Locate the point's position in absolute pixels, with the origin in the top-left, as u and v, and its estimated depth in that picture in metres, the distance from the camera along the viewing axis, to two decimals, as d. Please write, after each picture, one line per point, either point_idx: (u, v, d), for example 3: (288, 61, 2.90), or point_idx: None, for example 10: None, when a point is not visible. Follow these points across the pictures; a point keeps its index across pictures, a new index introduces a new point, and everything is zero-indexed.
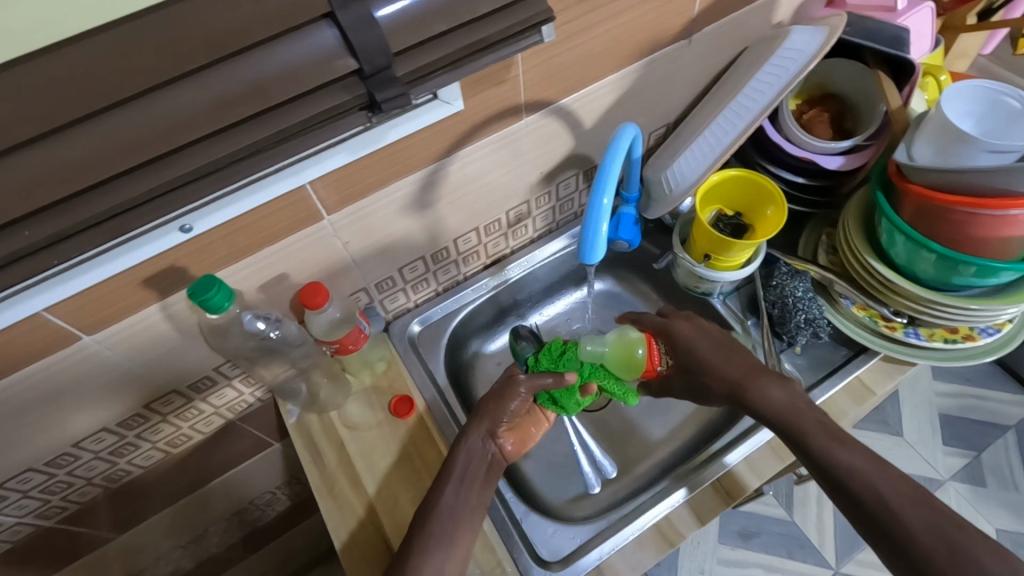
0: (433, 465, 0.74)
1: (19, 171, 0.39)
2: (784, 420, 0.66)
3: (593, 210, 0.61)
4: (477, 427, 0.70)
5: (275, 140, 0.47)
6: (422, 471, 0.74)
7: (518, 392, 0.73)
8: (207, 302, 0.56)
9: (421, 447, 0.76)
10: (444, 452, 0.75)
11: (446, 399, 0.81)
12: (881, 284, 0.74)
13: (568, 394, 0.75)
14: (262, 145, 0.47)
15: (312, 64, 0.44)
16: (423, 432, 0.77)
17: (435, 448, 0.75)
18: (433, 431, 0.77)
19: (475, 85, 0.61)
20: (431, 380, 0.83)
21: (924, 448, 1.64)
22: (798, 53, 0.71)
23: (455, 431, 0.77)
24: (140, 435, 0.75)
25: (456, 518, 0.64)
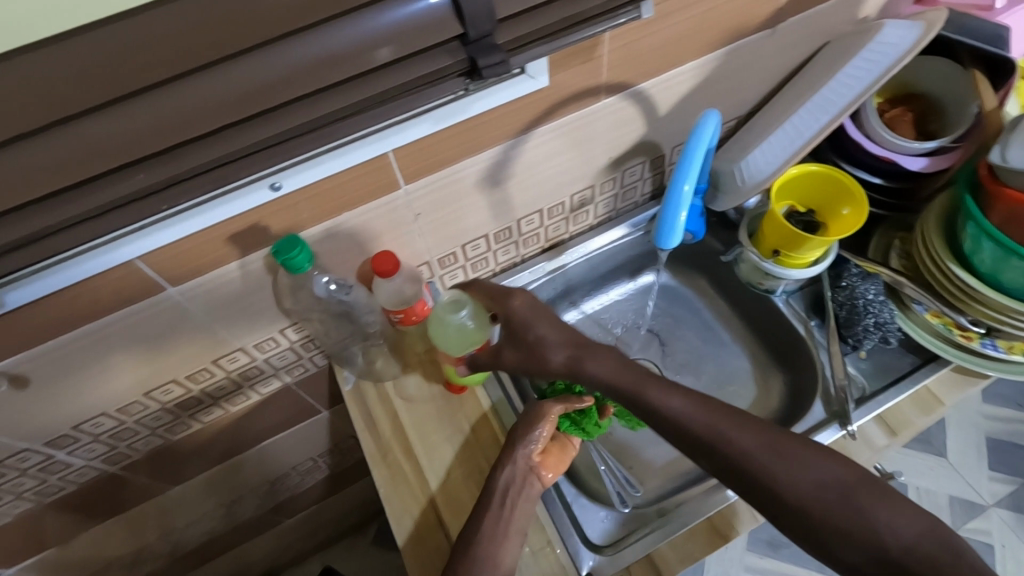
0: (490, 450, 0.76)
1: (145, 114, 0.41)
2: (647, 430, 0.62)
3: (673, 196, 0.62)
4: (512, 461, 0.69)
5: (379, 100, 0.49)
6: (479, 455, 0.75)
7: (544, 417, 0.71)
8: (290, 261, 0.57)
9: (479, 434, 0.77)
10: (500, 436, 0.76)
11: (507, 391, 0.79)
12: (961, 292, 0.71)
13: (589, 417, 0.73)
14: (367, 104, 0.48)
15: (423, 27, 0.45)
16: (482, 420, 0.78)
17: (492, 433, 0.76)
18: (493, 421, 0.78)
19: (561, 62, 0.61)
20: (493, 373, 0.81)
21: (967, 471, 1.59)
22: (892, 48, 0.69)
23: (513, 418, 0.77)
24: (204, 390, 0.78)
25: (513, 494, 0.67)
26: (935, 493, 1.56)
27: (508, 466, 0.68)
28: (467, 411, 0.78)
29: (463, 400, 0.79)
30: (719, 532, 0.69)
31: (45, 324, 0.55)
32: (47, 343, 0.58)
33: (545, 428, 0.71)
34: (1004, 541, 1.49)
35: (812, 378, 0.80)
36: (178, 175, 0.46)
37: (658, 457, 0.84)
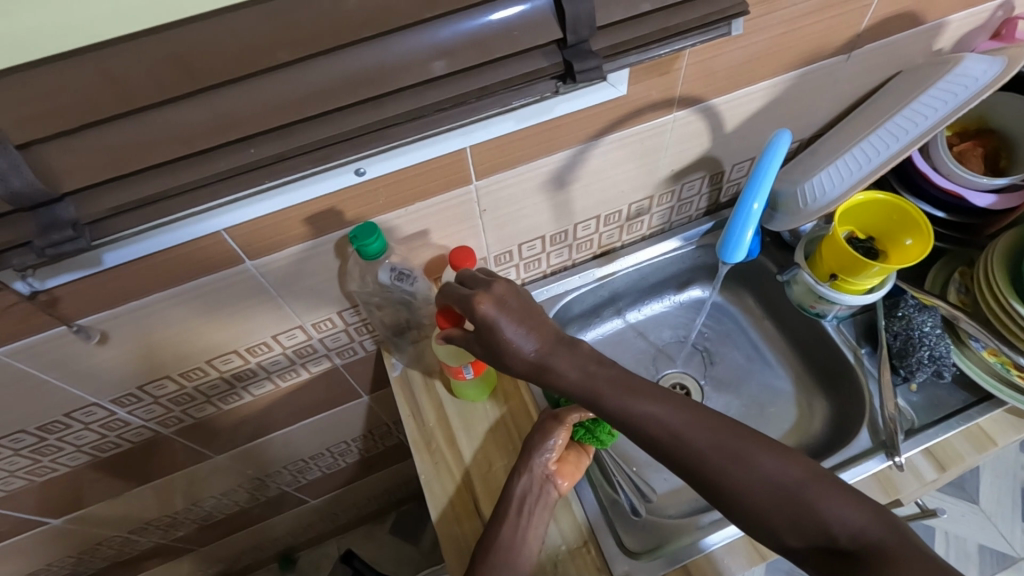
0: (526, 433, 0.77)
1: (270, 89, 0.46)
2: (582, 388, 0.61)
3: (741, 214, 0.63)
4: (530, 471, 0.69)
5: (477, 95, 0.53)
6: (515, 437, 0.77)
7: (559, 424, 0.71)
8: (366, 248, 0.59)
9: (516, 418, 0.78)
10: (535, 417, 0.78)
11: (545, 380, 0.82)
12: (1022, 330, 0.70)
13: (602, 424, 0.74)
14: (467, 98, 0.52)
15: (527, 24, 0.49)
16: (518, 404, 0.80)
17: (527, 415, 0.78)
18: (529, 406, 0.79)
19: (642, 72, 0.63)
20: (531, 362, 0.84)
21: (1002, 521, 1.55)
22: (973, 81, 0.68)
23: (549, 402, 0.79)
24: (260, 363, 0.81)
25: (530, 503, 0.68)
26: (964, 540, 1.53)
27: (525, 476, 0.69)
28: (503, 393, 0.80)
29: (505, 388, 0.81)
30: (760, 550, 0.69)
31: (133, 285, 0.59)
32: (131, 304, 0.61)
33: (560, 435, 0.71)
34: None
35: (859, 407, 0.79)
36: (286, 152, 0.50)
37: None
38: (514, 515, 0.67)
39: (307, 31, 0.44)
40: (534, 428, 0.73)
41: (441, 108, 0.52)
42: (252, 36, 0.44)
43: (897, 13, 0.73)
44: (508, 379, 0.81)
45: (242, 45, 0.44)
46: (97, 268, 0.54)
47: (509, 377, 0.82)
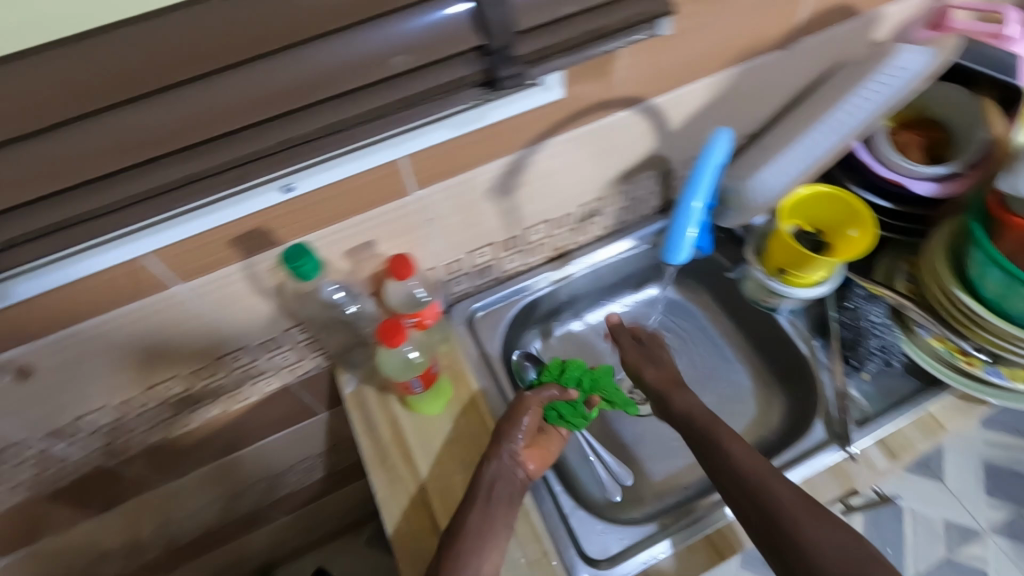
0: (480, 437, 0.76)
1: (170, 111, 0.42)
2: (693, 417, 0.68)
3: (681, 212, 0.63)
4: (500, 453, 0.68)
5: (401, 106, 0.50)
6: (470, 439, 0.76)
7: (529, 407, 0.72)
8: (299, 269, 0.57)
9: (470, 419, 0.78)
10: (489, 423, 0.77)
11: (498, 380, 0.82)
12: (966, 318, 0.71)
13: (575, 408, 0.75)
14: (388, 111, 0.50)
15: (443, 35, 0.45)
16: (472, 404, 0.79)
17: (481, 421, 0.77)
18: (483, 406, 0.79)
19: (576, 75, 0.61)
20: (483, 359, 0.83)
21: (967, 498, 1.58)
22: (906, 71, 0.68)
23: (503, 406, 0.79)
24: (204, 388, 0.78)
25: (499, 489, 0.66)
26: (932, 519, 1.56)
27: (494, 460, 0.68)
28: (456, 395, 0.80)
29: (460, 397, 0.80)
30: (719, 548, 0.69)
31: (50, 317, 0.56)
32: (50, 337, 0.58)
33: (528, 418, 0.71)
34: (998, 568, 1.49)
35: (814, 399, 0.79)
36: (200, 173, 0.46)
37: (659, 477, 0.83)
38: (475, 520, 0.64)
39: (206, 43, 0.41)
40: (504, 414, 0.73)
41: (359, 122, 0.50)
42: (144, 52, 0.40)
43: (831, 5, 0.73)
44: (461, 380, 0.81)
45: (134, 62, 0.40)
46: (6, 303, 0.51)
47: (463, 382, 0.81)
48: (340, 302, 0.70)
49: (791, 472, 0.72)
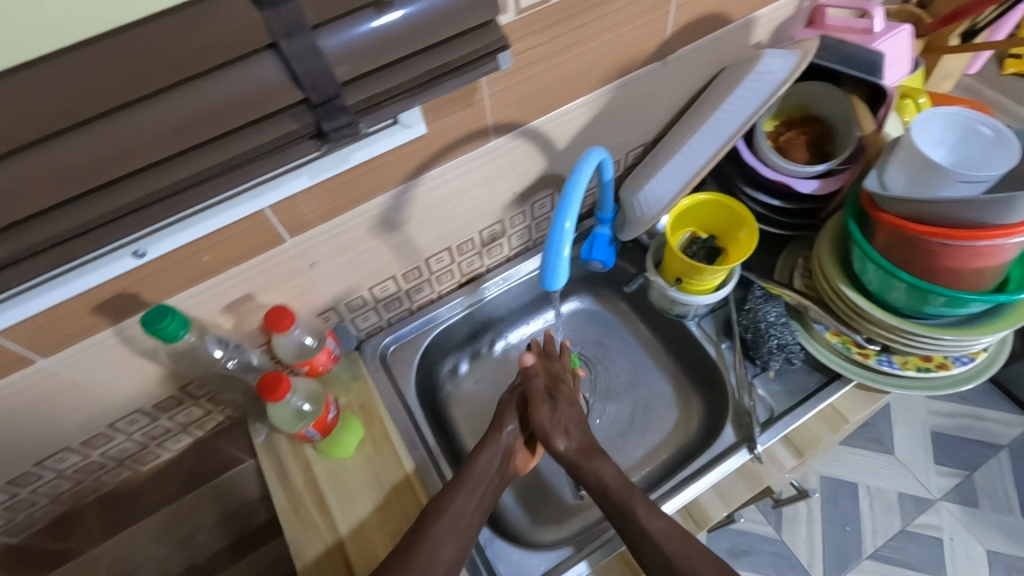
0: (412, 516, 0.72)
1: None
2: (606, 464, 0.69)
3: (555, 233, 0.62)
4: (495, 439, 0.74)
5: (227, 167, 0.47)
6: (400, 520, 0.72)
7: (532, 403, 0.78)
8: (161, 331, 0.56)
9: (403, 501, 0.74)
10: (423, 502, 0.73)
11: (434, 459, 0.78)
12: (854, 312, 0.72)
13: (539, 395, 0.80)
14: (215, 171, 0.47)
15: (261, 91, 0.43)
16: (405, 485, 0.75)
17: (416, 499, 0.73)
18: (418, 487, 0.74)
19: (438, 110, 0.61)
20: (419, 440, 0.79)
21: (917, 468, 1.51)
22: (771, 76, 0.70)
23: (439, 486, 0.75)
24: (105, 453, 0.75)
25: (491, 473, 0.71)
26: (885, 492, 1.49)
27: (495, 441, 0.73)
28: (388, 474, 0.76)
29: (374, 439, 0.78)
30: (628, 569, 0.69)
31: None
32: None
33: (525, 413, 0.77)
34: (953, 535, 1.43)
35: (726, 400, 0.80)
36: (16, 255, 0.44)
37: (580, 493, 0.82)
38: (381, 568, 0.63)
39: None
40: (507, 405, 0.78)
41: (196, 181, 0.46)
42: None
43: (703, 15, 0.74)
44: (392, 457, 0.77)
45: None
46: None
47: (379, 428, 0.79)
48: (222, 356, 0.68)
49: (668, 502, 0.71)
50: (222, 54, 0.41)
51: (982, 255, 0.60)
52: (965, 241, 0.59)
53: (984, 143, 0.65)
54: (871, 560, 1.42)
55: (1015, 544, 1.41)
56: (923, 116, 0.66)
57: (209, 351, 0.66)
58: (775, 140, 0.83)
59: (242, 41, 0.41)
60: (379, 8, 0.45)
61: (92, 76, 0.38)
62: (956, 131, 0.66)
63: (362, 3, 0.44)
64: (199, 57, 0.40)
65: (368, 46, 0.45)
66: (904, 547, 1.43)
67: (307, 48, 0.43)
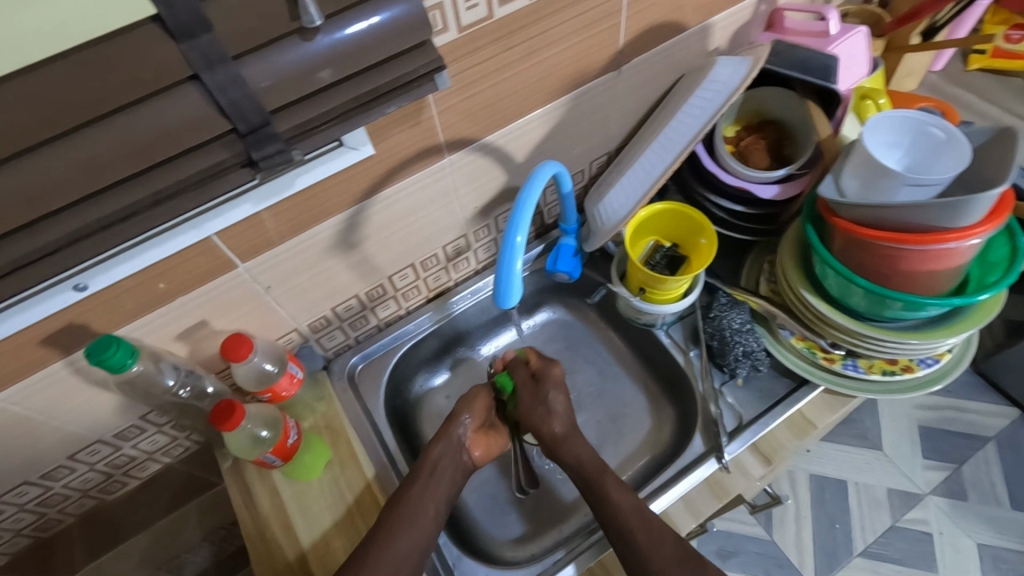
0: (371, 516, 0.73)
1: None
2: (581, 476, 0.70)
3: (506, 248, 0.60)
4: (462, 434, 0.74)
5: (154, 202, 0.47)
6: (361, 526, 0.73)
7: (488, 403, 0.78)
8: (107, 362, 0.55)
9: (363, 506, 0.74)
10: (380, 500, 0.75)
11: (393, 460, 0.79)
12: (816, 317, 0.72)
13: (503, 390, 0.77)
14: (143, 206, 0.47)
15: (189, 123, 0.43)
16: (366, 492, 0.75)
17: (373, 497, 0.75)
18: (375, 486, 0.76)
19: (384, 129, 0.60)
20: (376, 438, 0.80)
21: (902, 461, 1.51)
22: (724, 84, 0.69)
23: (395, 484, 0.76)
24: (67, 485, 0.74)
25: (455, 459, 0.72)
26: (872, 488, 1.48)
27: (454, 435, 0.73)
28: (350, 483, 0.76)
29: (341, 458, 0.78)
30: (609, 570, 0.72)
31: None
32: None
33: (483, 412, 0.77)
34: (942, 529, 1.42)
35: (694, 408, 0.80)
36: None
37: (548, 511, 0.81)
38: None
39: None
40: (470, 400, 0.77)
41: (106, 225, 0.46)
42: None
43: (656, 24, 0.73)
44: (358, 474, 0.76)
45: None
46: None
47: (345, 445, 0.78)
48: (174, 384, 0.67)
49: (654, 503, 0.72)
50: (141, 89, 0.41)
51: (936, 258, 0.60)
52: (915, 246, 0.59)
53: (935, 146, 0.65)
54: (860, 557, 1.41)
55: (1002, 536, 1.40)
56: (876, 119, 0.66)
57: (163, 380, 0.65)
58: (736, 146, 0.83)
59: (160, 73, 0.41)
60: (304, 35, 0.45)
61: (1, 118, 0.37)
62: (909, 133, 0.66)
63: (286, 31, 0.43)
64: (114, 93, 0.40)
65: (295, 74, 0.46)
66: (892, 543, 1.42)
67: (230, 79, 0.42)
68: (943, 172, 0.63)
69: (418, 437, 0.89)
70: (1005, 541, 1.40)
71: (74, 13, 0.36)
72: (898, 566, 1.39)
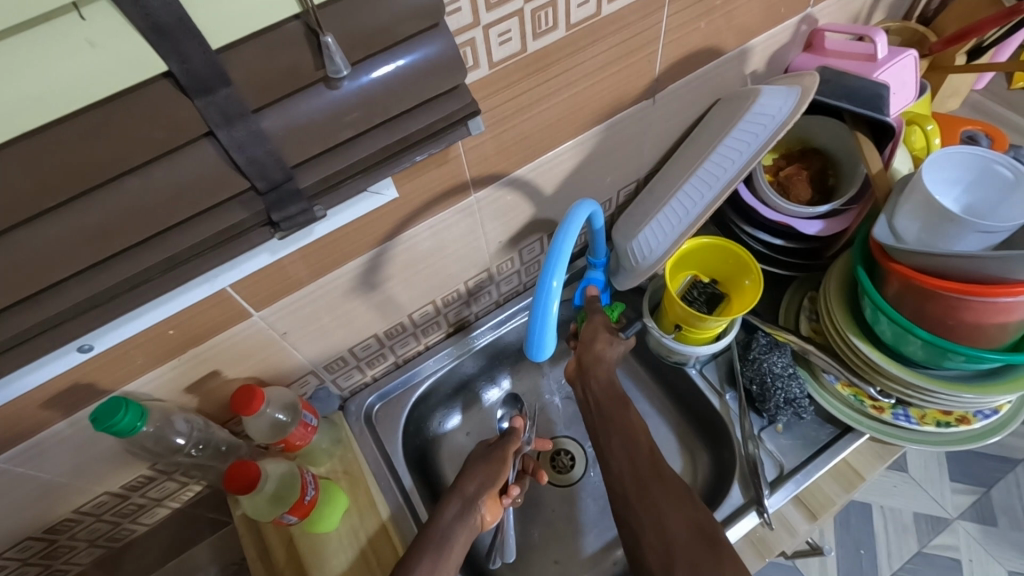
0: (388, 563, 0.69)
1: None
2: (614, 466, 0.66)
3: (542, 293, 0.56)
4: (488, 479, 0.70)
5: (163, 268, 0.43)
6: (376, 569, 0.69)
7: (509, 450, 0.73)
8: (114, 427, 0.51)
9: (379, 549, 0.70)
10: (398, 549, 0.70)
11: (410, 502, 0.75)
12: (865, 363, 0.68)
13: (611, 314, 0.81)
14: (150, 273, 0.43)
15: (204, 184, 0.40)
16: (382, 534, 0.71)
17: (390, 544, 0.70)
18: (393, 532, 0.72)
19: (409, 171, 0.56)
20: (393, 480, 0.76)
21: (932, 486, 1.41)
22: (769, 119, 0.65)
23: (414, 531, 0.72)
24: (73, 536, 0.71)
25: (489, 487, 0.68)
26: (900, 512, 1.39)
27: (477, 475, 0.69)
28: (365, 524, 0.72)
29: (359, 506, 0.73)
30: None
31: None
32: None
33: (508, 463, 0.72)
34: (972, 556, 1.33)
35: (731, 454, 0.75)
36: None
37: (582, 554, 0.79)
38: None
39: None
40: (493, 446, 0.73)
41: (118, 291, 0.42)
42: None
43: (694, 50, 0.69)
44: (377, 524, 0.72)
45: None
46: None
47: (364, 492, 0.74)
48: (185, 444, 0.64)
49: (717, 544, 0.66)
50: (153, 151, 0.37)
51: (1006, 311, 0.55)
52: (984, 298, 0.54)
53: (999, 187, 0.61)
54: None
55: None
56: (936, 156, 0.61)
57: (172, 437, 0.62)
58: (775, 175, 0.79)
59: (173, 133, 0.37)
60: (329, 82, 0.40)
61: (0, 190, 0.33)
62: (971, 169, 0.62)
63: (310, 80, 0.39)
64: (124, 157, 0.36)
65: (317, 123, 0.41)
66: (921, 570, 1.32)
67: (249, 135, 0.38)
68: (1008, 218, 0.59)
69: (438, 476, 0.85)
70: None
71: (82, 74, 0.32)
72: None
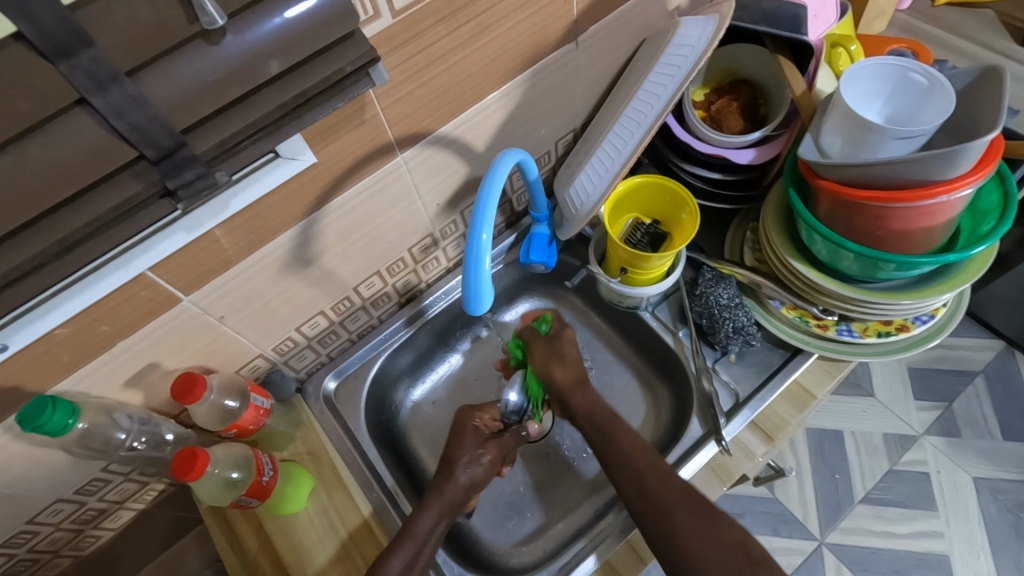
0: (372, 555, 0.68)
1: None
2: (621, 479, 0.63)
3: (472, 247, 0.55)
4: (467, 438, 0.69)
5: (57, 251, 0.41)
6: (359, 564, 0.68)
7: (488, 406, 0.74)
8: (44, 426, 0.50)
9: (359, 539, 0.69)
10: (383, 544, 0.69)
11: (393, 497, 0.73)
12: (805, 284, 0.69)
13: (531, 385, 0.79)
14: (46, 258, 0.41)
15: (89, 158, 0.38)
16: (361, 526, 0.70)
17: (374, 541, 0.69)
18: (377, 527, 0.70)
19: (324, 134, 0.55)
20: (375, 481, 0.73)
21: (897, 406, 1.43)
22: (690, 49, 0.65)
23: (398, 525, 0.70)
24: (33, 549, 0.70)
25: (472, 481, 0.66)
26: (870, 435, 1.41)
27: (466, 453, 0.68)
28: (344, 519, 0.71)
29: (326, 485, 0.73)
30: (638, 554, 0.67)
31: None
32: None
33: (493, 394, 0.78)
34: (939, 467, 1.36)
35: (689, 388, 0.77)
36: None
37: (552, 506, 0.79)
38: None
39: None
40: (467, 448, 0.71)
41: (12, 280, 0.40)
42: None
43: None
44: (347, 500, 0.72)
45: None
46: None
47: (330, 471, 0.74)
48: (129, 437, 0.63)
49: None
50: (20, 124, 0.35)
51: (930, 212, 0.56)
52: (907, 203, 0.56)
53: (916, 92, 0.62)
54: (862, 505, 1.34)
55: (1000, 468, 1.34)
56: (853, 69, 0.62)
57: (115, 433, 0.61)
58: (708, 110, 0.79)
59: (38, 102, 0.34)
60: (209, 37, 0.38)
61: None
62: (889, 78, 0.63)
63: (185, 36, 0.37)
64: None
65: (200, 86, 0.39)
66: (893, 487, 1.35)
67: (125, 98, 0.36)
68: (928, 122, 0.60)
69: (405, 448, 0.84)
70: (1003, 473, 1.34)
71: None
72: (900, 509, 1.33)
